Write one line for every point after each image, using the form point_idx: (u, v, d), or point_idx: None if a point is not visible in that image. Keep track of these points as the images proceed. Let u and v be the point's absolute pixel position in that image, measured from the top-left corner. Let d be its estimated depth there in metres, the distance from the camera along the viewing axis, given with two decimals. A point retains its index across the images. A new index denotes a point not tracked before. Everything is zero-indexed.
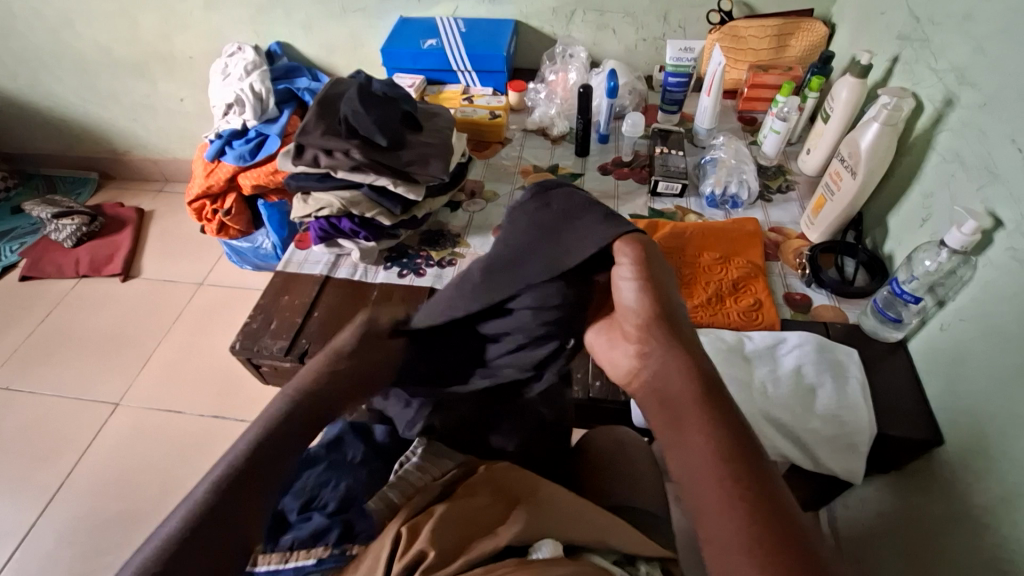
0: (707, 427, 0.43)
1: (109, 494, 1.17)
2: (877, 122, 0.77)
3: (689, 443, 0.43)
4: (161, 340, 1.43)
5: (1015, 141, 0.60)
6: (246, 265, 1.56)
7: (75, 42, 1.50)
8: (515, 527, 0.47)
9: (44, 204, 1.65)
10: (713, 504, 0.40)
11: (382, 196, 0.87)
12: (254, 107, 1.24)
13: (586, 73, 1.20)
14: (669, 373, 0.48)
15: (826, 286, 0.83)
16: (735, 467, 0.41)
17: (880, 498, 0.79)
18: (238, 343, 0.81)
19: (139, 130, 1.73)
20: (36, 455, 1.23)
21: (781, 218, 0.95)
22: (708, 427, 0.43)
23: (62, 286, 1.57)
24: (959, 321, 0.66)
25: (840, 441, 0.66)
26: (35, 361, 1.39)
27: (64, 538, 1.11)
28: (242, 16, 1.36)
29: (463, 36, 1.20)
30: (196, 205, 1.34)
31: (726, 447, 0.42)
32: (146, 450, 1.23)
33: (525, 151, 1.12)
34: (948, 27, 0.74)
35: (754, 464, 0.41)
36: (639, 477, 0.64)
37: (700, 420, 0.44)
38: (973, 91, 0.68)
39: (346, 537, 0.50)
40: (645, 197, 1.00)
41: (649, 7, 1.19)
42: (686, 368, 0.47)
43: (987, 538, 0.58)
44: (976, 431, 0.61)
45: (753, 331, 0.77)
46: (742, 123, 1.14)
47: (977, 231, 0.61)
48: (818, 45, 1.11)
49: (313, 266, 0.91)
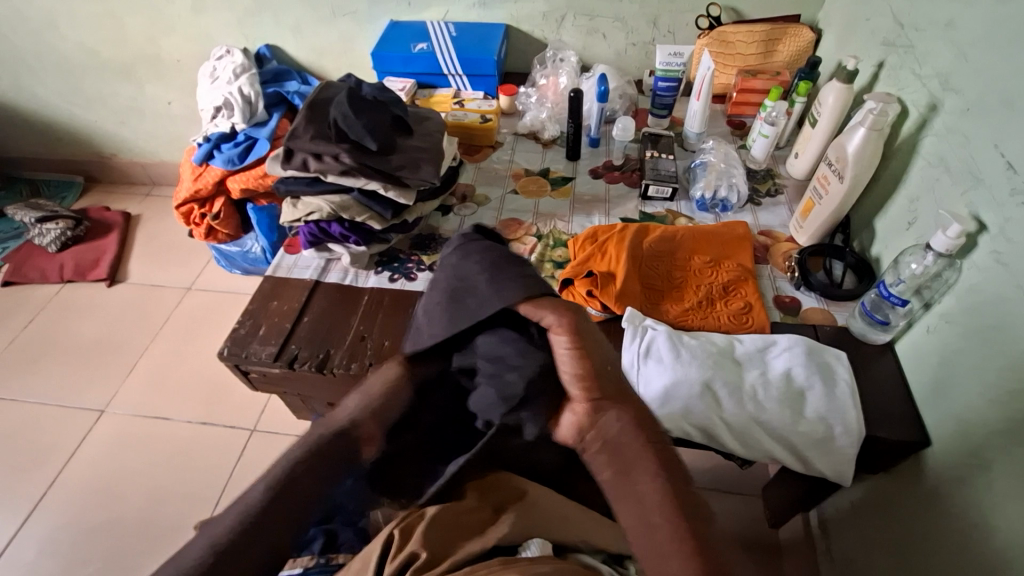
0: (655, 472, 0.45)
1: (93, 502, 1.15)
2: (863, 127, 0.78)
3: (640, 487, 0.45)
4: (149, 346, 1.42)
5: (999, 147, 0.61)
6: (235, 269, 1.55)
7: (60, 43, 1.48)
8: (506, 527, 0.47)
9: (27, 209, 1.63)
10: (666, 538, 0.42)
11: (372, 201, 0.87)
12: (242, 110, 1.23)
13: (576, 77, 1.21)
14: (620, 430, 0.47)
15: (815, 289, 0.83)
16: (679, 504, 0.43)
17: (869, 499, 0.80)
18: (226, 349, 0.80)
19: (126, 133, 1.71)
20: (19, 464, 1.21)
21: (770, 222, 0.96)
22: (654, 472, 0.45)
23: (46, 291, 1.55)
24: (946, 323, 0.67)
25: (826, 443, 0.67)
26: (18, 367, 1.37)
27: (46, 548, 1.09)
28: (231, 19, 1.36)
29: (454, 41, 1.20)
30: (184, 208, 1.32)
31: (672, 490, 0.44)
32: (131, 458, 1.21)
33: (517, 155, 1.12)
34: (932, 34, 0.75)
35: (697, 509, 0.43)
36: None
37: (650, 466, 0.45)
38: (957, 97, 0.69)
39: (330, 546, 0.55)
40: (635, 201, 1.01)
41: (639, 12, 1.20)
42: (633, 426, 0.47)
43: (974, 539, 0.59)
44: (963, 433, 0.62)
45: (742, 334, 0.77)
46: (731, 127, 1.15)
47: (961, 235, 0.61)
48: (805, 50, 1.12)
49: (302, 271, 0.90)
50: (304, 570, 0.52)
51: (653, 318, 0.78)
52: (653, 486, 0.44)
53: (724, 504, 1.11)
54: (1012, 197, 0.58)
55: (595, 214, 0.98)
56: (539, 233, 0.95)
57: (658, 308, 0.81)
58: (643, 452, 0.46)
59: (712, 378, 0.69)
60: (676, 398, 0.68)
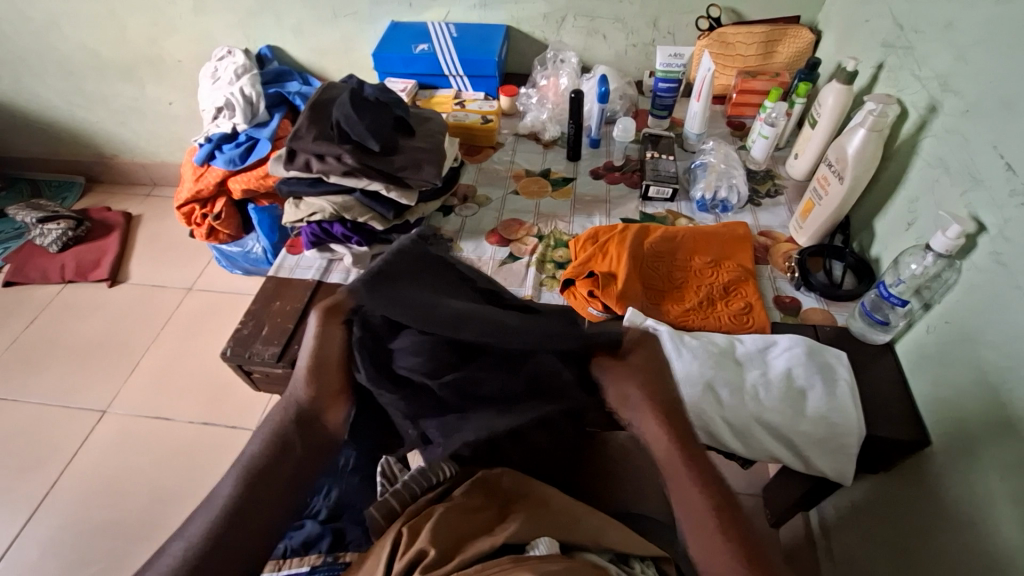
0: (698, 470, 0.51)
1: (96, 502, 1.15)
2: (863, 128, 0.79)
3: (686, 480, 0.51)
4: (150, 346, 1.42)
5: (997, 148, 0.62)
6: (235, 269, 1.55)
7: (61, 43, 1.48)
8: (513, 526, 0.47)
9: (28, 209, 1.63)
10: (714, 525, 0.48)
11: (374, 201, 0.87)
12: (244, 111, 1.23)
13: (577, 78, 1.21)
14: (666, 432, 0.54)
15: (815, 289, 0.84)
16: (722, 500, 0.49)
17: (869, 499, 0.80)
18: (229, 349, 0.80)
19: (127, 134, 1.72)
20: (21, 464, 1.21)
21: (770, 222, 0.97)
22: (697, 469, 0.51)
23: (47, 291, 1.55)
24: (945, 323, 0.67)
25: (827, 443, 0.67)
26: (19, 367, 1.37)
27: (49, 548, 1.09)
28: (232, 20, 1.36)
29: (455, 42, 1.20)
30: (185, 209, 1.33)
31: (715, 499, 0.49)
32: (133, 458, 1.22)
33: (518, 155, 1.12)
34: (932, 36, 0.76)
35: (734, 505, 0.49)
36: (647, 481, 0.62)
37: (690, 464, 0.51)
38: (956, 98, 0.70)
39: (337, 545, 0.54)
40: (636, 202, 1.01)
41: (640, 13, 1.20)
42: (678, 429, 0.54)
43: (974, 538, 0.60)
44: (963, 433, 0.63)
45: (743, 334, 0.78)
46: (731, 127, 1.16)
47: (961, 236, 0.62)
48: (805, 51, 1.12)
49: (304, 271, 0.91)
50: (312, 569, 0.51)
51: (654, 319, 0.79)
52: (698, 494, 0.50)
53: None
54: (1012, 198, 0.59)
55: (596, 215, 0.99)
56: (541, 233, 0.95)
57: (659, 309, 0.81)
58: (683, 452, 0.52)
59: (714, 377, 0.69)
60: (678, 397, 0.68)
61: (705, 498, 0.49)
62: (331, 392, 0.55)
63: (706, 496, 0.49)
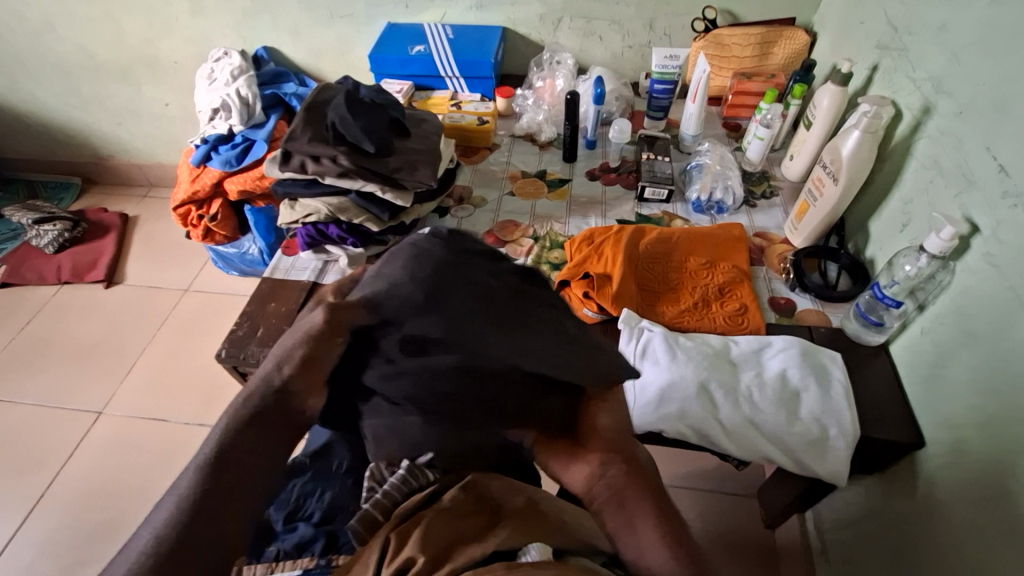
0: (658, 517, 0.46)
1: (91, 504, 1.15)
2: (858, 130, 0.79)
3: (644, 532, 0.46)
4: (146, 347, 1.41)
5: (990, 150, 0.62)
6: (232, 270, 1.55)
7: (57, 44, 1.48)
8: (502, 533, 0.47)
9: (24, 210, 1.63)
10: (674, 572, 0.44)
11: (369, 203, 0.87)
12: (240, 112, 1.23)
13: (573, 79, 1.21)
14: (628, 482, 0.48)
15: (811, 291, 0.84)
16: (685, 549, 0.45)
17: (864, 500, 0.80)
18: (223, 351, 0.80)
19: (123, 134, 1.71)
20: (16, 467, 1.21)
21: (766, 223, 0.97)
22: (658, 520, 0.46)
23: (43, 292, 1.54)
24: (939, 325, 0.67)
25: (821, 445, 0.67)
26: (15, 369, 1.37)
27: (43, 550, 1.09)
28: (229, 21, 1.36)
29: (451, 43, 1.20)
30: (181, 210, 1.33)
31: (672, 531, 0.46)
32: (129, 460, 1.21)
33: (514, 157, 1.12)
34: (925, 37, 0.76)
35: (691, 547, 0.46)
36: None
37: (653, 513, 0.46)
38: (949, 100, 0.70)
39: (330, 547, 0.55)
40: (632, 203, 1.01)
41: (636, 14, 1.20)
42: (640, 481, 0.48)
43: (969, 541, 0.59)
44: (958, 436, 0.63)
45: (738, 335, 0.78)
46: (727, 128, 1.15)
47: (954, 237, 0.62)
48: (800, 53, 1.12)
49: (300, 272, 0.91)
50: (305, 571, 0.50)
51: (649, 320, 0.79)
52: (654, 529, 0.46)
53: (720, 504, 1.11)
54: (1004, 200, 0.59)
55: (592, 216, 0.99)
56: (536, 235, 0.95)
57: (654, 310, 0.81)
58: (645, 498, 0.47)
59: (708, 378, 0.69)
60: (672, 399, 0.69)
61: (660, 533, 0.45)
62: (314, 383, 0.46)
63: (660, 527, 0.46)
